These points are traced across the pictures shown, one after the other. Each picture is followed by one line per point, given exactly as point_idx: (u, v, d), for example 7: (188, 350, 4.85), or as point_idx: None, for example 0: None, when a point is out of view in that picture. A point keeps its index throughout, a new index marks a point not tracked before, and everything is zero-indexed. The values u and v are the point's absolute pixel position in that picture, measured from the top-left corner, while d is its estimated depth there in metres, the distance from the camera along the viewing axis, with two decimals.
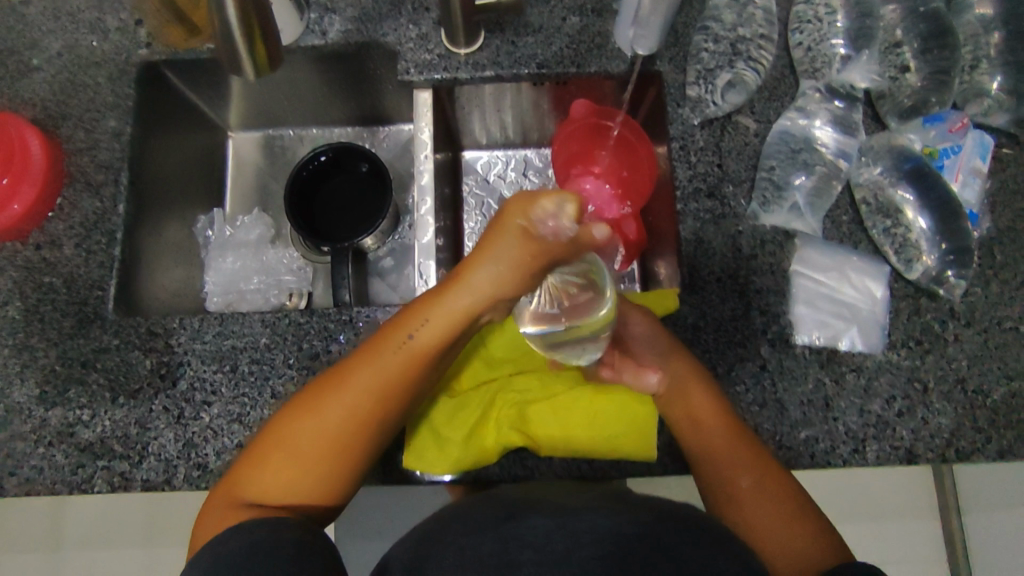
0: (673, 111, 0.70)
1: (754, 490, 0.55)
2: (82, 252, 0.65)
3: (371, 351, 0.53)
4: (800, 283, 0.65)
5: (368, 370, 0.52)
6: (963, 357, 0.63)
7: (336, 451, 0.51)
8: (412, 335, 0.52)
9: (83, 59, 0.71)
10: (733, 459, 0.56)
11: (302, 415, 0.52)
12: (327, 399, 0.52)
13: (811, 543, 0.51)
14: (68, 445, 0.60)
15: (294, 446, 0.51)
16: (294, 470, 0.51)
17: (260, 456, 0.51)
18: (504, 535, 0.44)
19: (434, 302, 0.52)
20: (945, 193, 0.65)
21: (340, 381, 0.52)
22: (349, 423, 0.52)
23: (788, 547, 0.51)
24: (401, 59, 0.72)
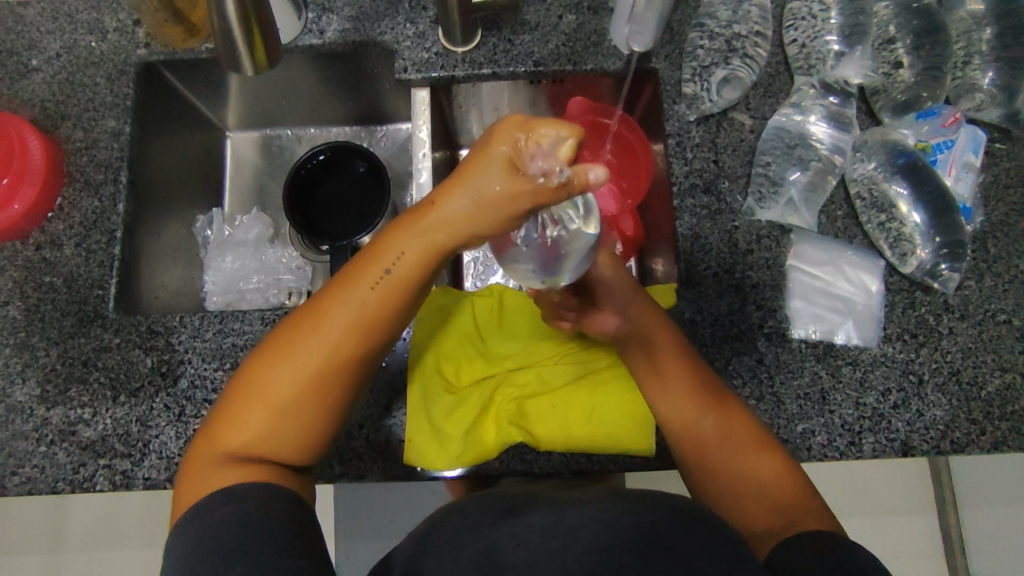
0: (669, 108, 0.70)
1: (728, 454, 0.55)
2: (82, 251, 0.66)
3: (347, 289, 0.47)
4: (795, 277, 0.65)
5: (349, 313, 0.47)
6: (957, 350, 0.64)
7: (313, 399, 0.49)
8: (388, 269, 0.46)
9: (81, 59, 0.71)
10: (712, 431, 0.56)
11: (265, 358, 0.49)
12: (305, 342, 0.48)
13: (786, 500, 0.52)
14: (69, 444, 0.61)
15: (262, 389, 0.48)
16: (264, 414, 0.48)
17: (235, 399, 0.49)
18: (502, 531, 0.45)
19: (402, 225, 0.45)
20: (938, 188, 0.66)
21: (303, 313, 0.50)
22: (332, 369, 0.48)
23: (763, 506, 0.52)
24: (399, 58, 0.72)
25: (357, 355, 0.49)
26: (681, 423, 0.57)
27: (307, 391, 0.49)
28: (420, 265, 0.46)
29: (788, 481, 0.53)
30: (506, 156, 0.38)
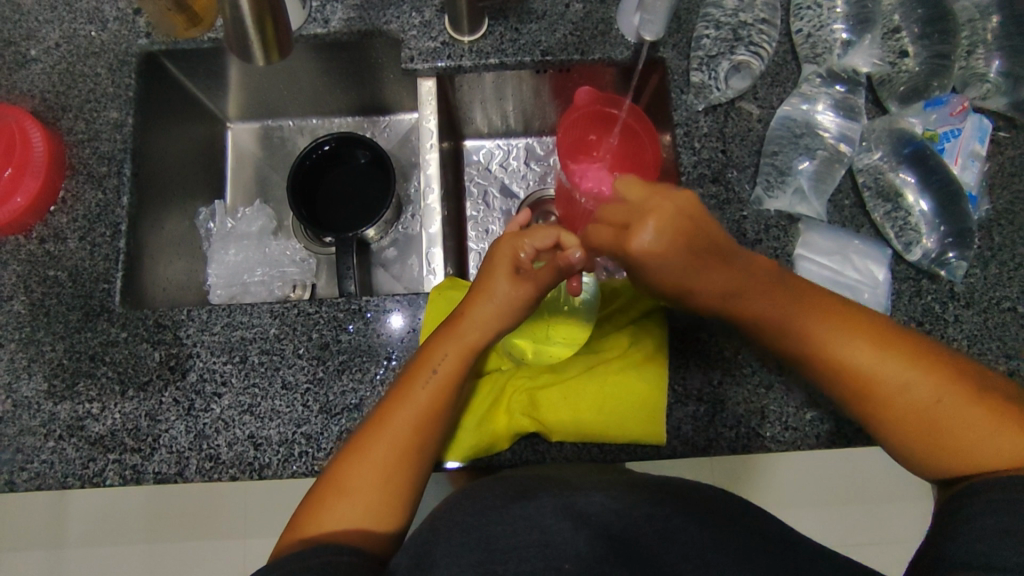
0: (677, 98, 0.70)
1: (896, 383, 0.52)
2: (87, 245, 0.65)
3: (404, 392, 0.56)
4: (803, 267, 0.66)
5: (407, 406, 0.55)
6: (963, 337, 0.64)
7: (392, 483, 0.53)
8: (436, 371, 0.56)
9: (81, 49, 0.70)
10: (884, 369, 0.53)
11: (349, 454, 0.54)
12: (377, 438, 0.54)
13: (979, 432, 0.50)
14: (78, 438, 0.60)
15: (349, 483, 0.52)
16: (349, 504, 0.52)
17: (319, 499, 0.52)
18: (513, 514, 0.46)
19: (435, 345, 0.57)
20: (946, 176, 0.66)
21: (382, 417, 0.55)
22: (404, 452, 0.54)
23: (966, 438, 0.50)
24: (405, 48, 0.71)
25: (418, 436, 0.55)
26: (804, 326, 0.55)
27: (384, 479, 0.53)
28: (459, 365, 0.57)
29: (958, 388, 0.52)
30: (512, 267, 0.58)
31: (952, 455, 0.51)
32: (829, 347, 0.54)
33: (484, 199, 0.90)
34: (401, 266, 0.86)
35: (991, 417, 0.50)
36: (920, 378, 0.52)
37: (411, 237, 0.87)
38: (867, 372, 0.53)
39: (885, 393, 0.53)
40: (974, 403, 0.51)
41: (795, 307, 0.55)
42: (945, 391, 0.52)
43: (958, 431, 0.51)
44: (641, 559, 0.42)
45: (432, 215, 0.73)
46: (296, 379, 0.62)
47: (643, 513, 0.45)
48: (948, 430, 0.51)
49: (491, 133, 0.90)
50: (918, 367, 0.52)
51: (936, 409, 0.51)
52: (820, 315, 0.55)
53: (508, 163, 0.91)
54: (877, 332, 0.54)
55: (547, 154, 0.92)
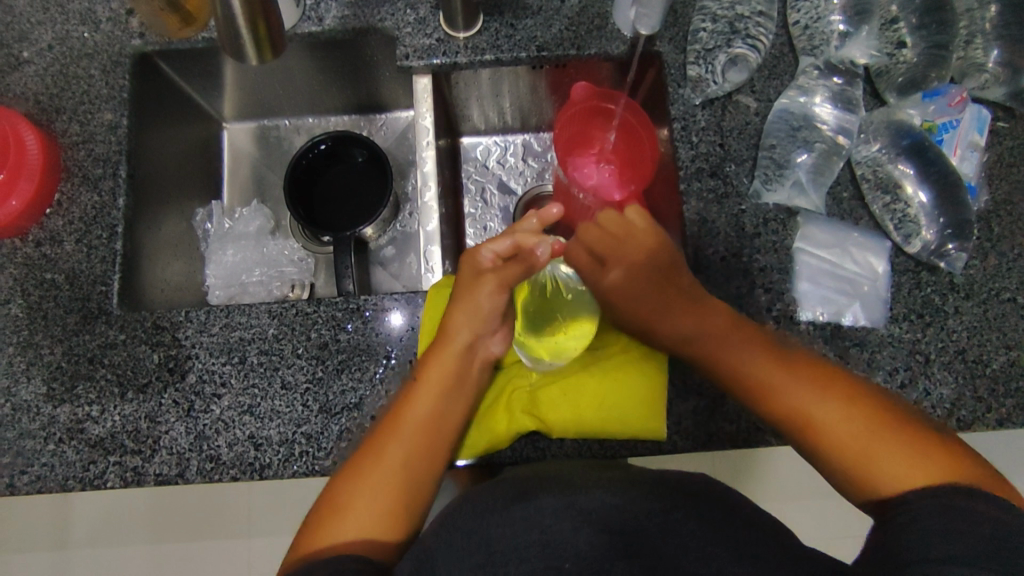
0: (674, 92, 0.70)
1: (832, 423, 0.53)
2: (83, 247, 0.65)
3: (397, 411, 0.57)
4: (803, 261, 0.65)
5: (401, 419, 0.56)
6: (963, 329, 0.64)
7: (391, 495, 0.53)
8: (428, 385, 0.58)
9: (74, 50, 0.70)
10: (818, 409, 0.54)
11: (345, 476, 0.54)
12: (373, 451, 0.55)
13: (913, 467, 0.50)
14: (78, 441, 0.60)
15: (343, 504, 0.53)
16: (344, 523, 0.52)
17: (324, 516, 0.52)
18: (513, 514, 0.46)
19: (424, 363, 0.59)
20: (944, 167, 0.66)
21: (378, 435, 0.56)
22: (401, 465, 0.54)
23: (896, 475, 0.50)
24: (400, 45, 0.71)
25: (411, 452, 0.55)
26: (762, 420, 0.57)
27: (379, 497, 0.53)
28: (450, 380, 0.59)
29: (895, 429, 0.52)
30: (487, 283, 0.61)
31: (861, 479, 0.51)
32: (771, 383, 0.56)
33: (481, 196, 0.90)
34: (400, 264, 0.86)
35: (913, 444, 0.51)
36: (844, 407, 0.54)
37: (409, 236, 0.86)
38: (805, 417, 0.54)
39: (828, 435, 0.53)
40: (904, 442, 0.51)
41: (744, 354, 0.58)
42: (886, 435, 0.52)
43: (867, 448, 0.52)
44: (644, 552, 0.43)
45: (430, 212, 0.73)
46: (295, 379, 0.61)
47: (643, 509, 0.46)
48: (862, 452, 0.52)
49: (488, 129, 0.90)
50: (849, 401, 0.54)
51: (878, 443, 0.51)
52: (765, 355, 0.57)
53: (505, 160, 0.91)
54: (815, 370, 0.57)
55: (545, 150, 0.91)
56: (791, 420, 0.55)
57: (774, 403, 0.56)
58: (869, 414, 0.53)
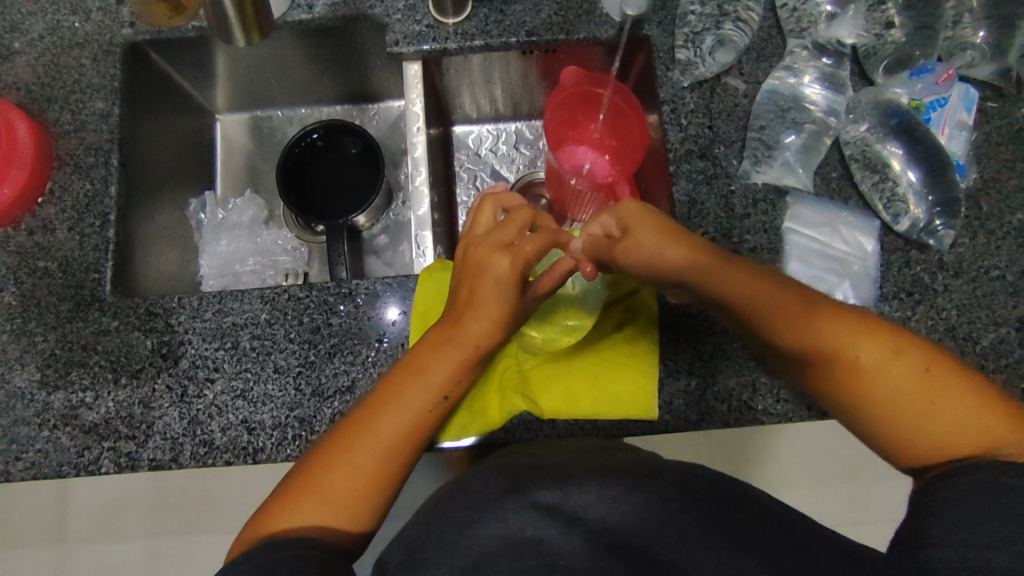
0: (663, 75, 0.70)
1: (876, 368, 0.48)
2: (76, 235, 0.65)
3: (392, 401, 0.54)
4: (792, 240, 0.66)
5: (406, 420, 0.53)
6: (952, 307, 0.64)
7: (375, 488, 0.51)
8: (445, 394, 0.55)
9: (65, 40, 0.70)
10: (861, 344, 0.48)
11: (328, 457, 0.52)
12: (368, 447, 0.52)
13: (969, 415, 0.45)
14: (72, 427, 0.60)
15: (325, 486, 0.50)
16: (321, 503, 0.50)
17: (290, 495, 0.50)
18: (505, 508, 0.44)
19: (436, 360, 0.56)
20: (932, 145, 0.67)
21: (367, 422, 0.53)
22: (393, 463, 0.52)
23: (955, 429, 0.46)
24: (390, 31, 0.71)
25: (404, 448, 0.53)
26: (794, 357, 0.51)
27: (363, 484, 0.51)
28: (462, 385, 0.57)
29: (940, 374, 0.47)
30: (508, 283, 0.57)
31: (936, 436, 0.46)
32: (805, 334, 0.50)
33: (474, 184, 0.90)
34: (393, 253, 0.86)
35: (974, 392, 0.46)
36: (890, 352, 0.48)
37: (401, 224, 0.87)
38: (848, 359, 0.49)
39: (870, 387, 0.48)
40: (943, 381, 0.47)
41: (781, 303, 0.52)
42: (935, 376, 0.47)
43: (929, 400, 0.47)
44: (640, 550, 0.41)
45: (421, 199, 0.73)
46: (288, 363, 0.62)
47: (641, 501, 0.44)
48: (930, 404, 0.46)
49: (480, 118, 0.90)
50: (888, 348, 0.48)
51: (925, 393, 0.47)
52: (795, 300, 0.51)
53: (498, 148, 0.91)
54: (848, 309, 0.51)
55: (537, 138, 0.92)
56: (835, 371, 0.49)
57: (798, 338, 0.50)
58: (910, 362, 0.48)
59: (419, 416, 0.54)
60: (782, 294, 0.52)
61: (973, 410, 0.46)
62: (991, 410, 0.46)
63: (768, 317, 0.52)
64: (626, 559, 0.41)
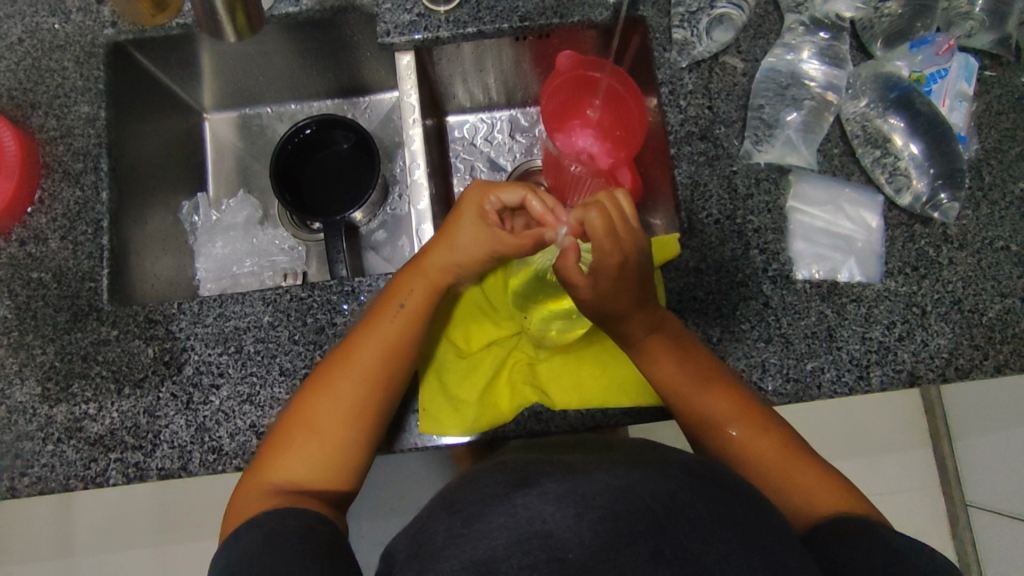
0: (660, 56, 0.69)
1: (744, 440, 0.55)
2: (69, 244, 0.63)
3: (369, 326, 0.56)
4: (797, 219, 0.66)
5: (370, 342, 0.55)
6: (958, 279, 0.64)
7: (357, 412, 0.54)
8: (403, 304, 0.57)
9: (45, 43, 0.68)
10: (739, 421, 0.55)
11: (316, 394, 0.54)
12: (341, 374, 0.54)
13: (817, 481, 0.52)
14: (78, 440, 0.59)
15: (314, 419, 0.53)
16: (313, 438, 0.53)
17: (280, 436, 0.53)
18: (513, 506, 0.43)
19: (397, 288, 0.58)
20: (933, 116, 0.66)
21: (349, 352, 0.55)
22: (371, 389, 0.55)
23: (807, 492, 0.52)
24: (380, 22, 0.70)
25: (382, 375, 0.55)
26: (693, 408, 0.56)
27: (351, 417, 0.54)
28: (426, 297, 0.58)
29: (794, 449, 0.55)
30: (479, 207, 0.59)
31: (792, 504, 0.52)
32: (685, 392, 0.56)
33: (471, 174, 0.89)
34: (392, 248, 0.85)
35: (819, 470, 0.53)
36: (758, 433, 0.55)
37: (399, 219, 0.86)
38: (705, 416, 0.55)
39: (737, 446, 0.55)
40: (791, 452, 0.54)
41: (669, 364, 0.56)
42: (792, 451, 0.54)
43: (782, 474, 0.53)
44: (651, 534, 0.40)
45: (420, 192, 0.72)
46: (294, 365, 0.61)
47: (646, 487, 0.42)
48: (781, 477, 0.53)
49: (474, 107, 0.89)
50: (759, 427, 0.55)
51: (782, 456, 0.54)
52: (685, 361, 0.56)
53: (493, 137, 0.90)
54: (735, 385, 0.56)
55: (532, 125, 0.91)
56: (707, 429, 0.56)
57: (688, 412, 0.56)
58: (771, 437, 0.55)
59: (397, 337, 0.56)
60: (681, 349, 0.57)
61: (822, 480, 0.53)
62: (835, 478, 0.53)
63: (677, 396, 0.56)
64: (636, 547, 0.38)
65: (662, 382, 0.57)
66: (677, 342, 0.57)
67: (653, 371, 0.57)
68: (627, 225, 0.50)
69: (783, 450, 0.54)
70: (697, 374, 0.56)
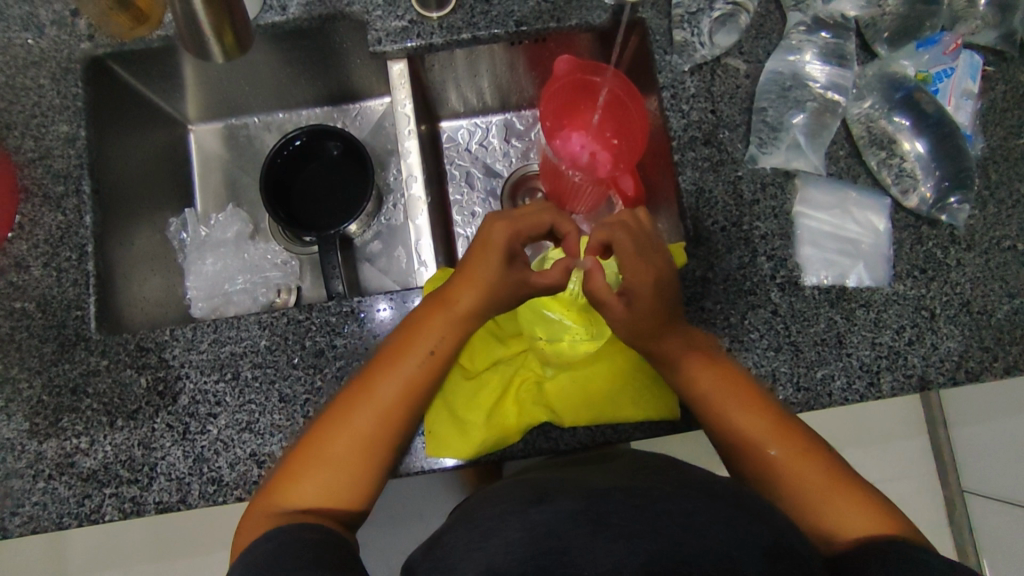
0: (660, 59, 0.67)
1: (783, 461, 0.54)
2: (52, 271, 0.61)
3: (395, 363, 0.54)
4: (803, 224, 0.64)
5: (394, 380, 0.54)
6: (966, 281, 0.63)
7: (376, 450, 0.52)
8: (433, 349, 0.55)
9: (20, 59, 0.65)
10: (778, 442, 0.54)
11: (337, 428, 0.52)
12: (361, 410, 0.52)
13: (857, 508, 0.51)
14: (70, 476, 0.57)
15: (330, 452, 0.51)
16: (328, 470, 0.51)
17: (294, 465, 0.51)
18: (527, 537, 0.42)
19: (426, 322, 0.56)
20: (939, 116, 0.65)
21: (371, 387, 0.53)
22: (392, 427, 0.53)
23: (847, 518, 0.50)
24: (371, 29, 0.67)
25: (404, 415, 0.54)
26: (730, 427, 0.56)
27: (368, 453, 0.52)
28: (452, 340, 0.56)
29: (835, 475, 0.53)
30: (507, 247, 0.55)
31: (829, 529, 0.50)
32: (722, 408, 0.56)
33: (466, 181, 0.87)
34: (388, 259, 0.83)
35: (861, 498, 0.51)
36: (797, 455, 0.54)
37: (394, 229, 0.83)
38: (743, 437, 0.55)
39: (774, 468, 0.54)
40: (833, 476, 0.53)
41: (706, 382, 0.56)
42: (834, 477, 0.53)
43: (820, 501, 0.51)
44: None
45: (416, 204, 0.70)
46: (294, 391, 0.59)
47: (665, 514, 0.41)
48: (815, 501, 0.52)
49: (468, 112, 0.86)
50: (797, 450, 0.54)
51: (822, 482, 0.52)
52: (721, 379, 0.56)
53: (488, 141, 0.88)
54: (774, 407, 0.56)
55: (528, 129, 0.88)
56: (744, 450, 0.55)
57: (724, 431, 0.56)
58: (811, 461, 0.53)
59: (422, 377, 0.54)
60: (716, 367, 0.57)
61: (865, 507, 0.51)
62: (880, 506, 0.51)
63: (713, 414, 0.56)
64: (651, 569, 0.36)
65: (698, 399, 0.57)
66: (712, 360, 0.57)
67: (689, 389, 0.57)
68: (659, 253, 0.56)
69: (824, 476, 0.53)
70: (735, 393, 0.56)
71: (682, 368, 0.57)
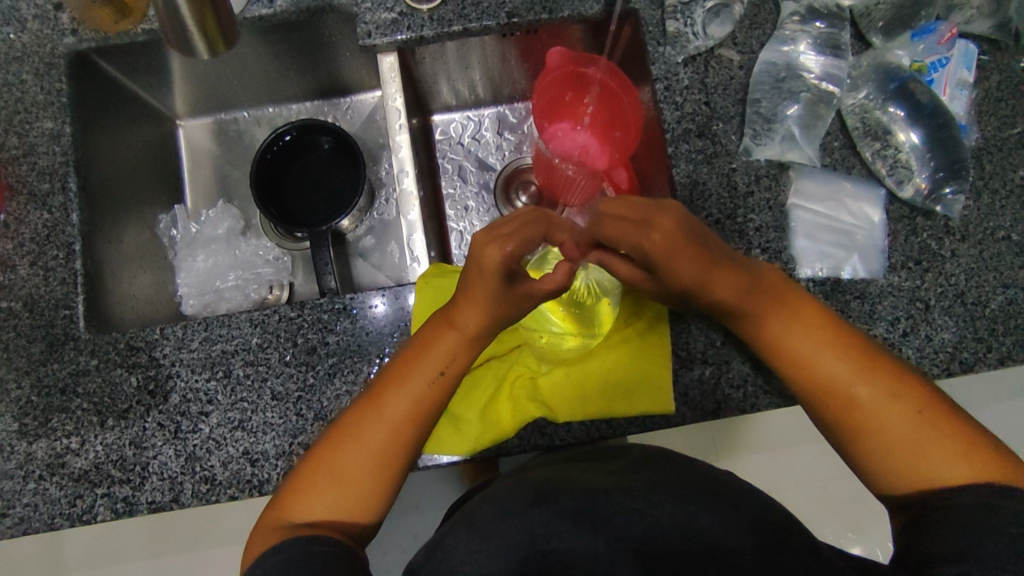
0: (653, 51, 0.66)
1: (872, 403, 0.48)
2: (39, 270, 0.60)
3: (404, 378, 0.51)
4: (798, 216, 0.64)
5: (404, 396, 0.51)
6: (961, 271, 0.63)
7: (386, 472, 0.50)
8: (443, 369, 0.52)
9: (3, 54, 0.64)
10: (865, 382, 0.49)
11: (346, 444, 0.50)
12: (371, 428, 0.50)
13: (959, 452, 0.45)
14: (61, 477, 0.57)
15: (339, 469, 0.49)
16: (338, 488, 0.49)
17: (301, 483, 0.49)
18: (521, 536, 0.42)
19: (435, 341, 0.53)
20: (934, 107, 0.65)
21: (380, 403, 0.51)
22: (404, 444, 0.50)
23: (947, 465, 0.45)
24: (360, 22, 0.66)
25: (415, 433, 0.51)
26: (804, 370, 0.51)
27: (380, 471, 0.50)
28: (463, 358, 0.53)
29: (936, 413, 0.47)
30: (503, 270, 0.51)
31: (924, 477, 0.46)
32: (797, 349, 0.51)
33: (459, 175, 0.86)
34: (381, 254, 0.82)
35: (964, 439, 0.46)
36: (888, 394, 0.48)
37: (387, 224, 0.83)
38: (824, 380, 0.50)
39: (863, 412, 0.48)
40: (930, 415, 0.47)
41: (778, 320, 0.53)
42: (932, 415, 0.47)
43: (906, 447, 0.47)
44: None
45: (409, 199, 0.70)
46: (286, 388, 0.58)
47: None
48: (907, 450, 0.47)
49: (460, 105, 0.86)
50: (889, 390, 0.48)
51: (917, 423, 0.47)
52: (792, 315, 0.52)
53: (481, 135, 0.87)
54: (860, 344, 0.51)
55: (521, 122, 0.88)
56: (827, 394, 0.50)
57: (802, 373, 0.51)
58: (904, 400, 0.48)
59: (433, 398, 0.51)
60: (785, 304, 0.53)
61: (966, 450, 0.45)
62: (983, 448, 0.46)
63: (788, 357, 0.52)
64: None
65: (770, 338, 0.53)
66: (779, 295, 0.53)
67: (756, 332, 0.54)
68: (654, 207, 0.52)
69: (921, 416, 0.47)
70: (809, 332, 0.52)
71: (752, 306, 0.53)
